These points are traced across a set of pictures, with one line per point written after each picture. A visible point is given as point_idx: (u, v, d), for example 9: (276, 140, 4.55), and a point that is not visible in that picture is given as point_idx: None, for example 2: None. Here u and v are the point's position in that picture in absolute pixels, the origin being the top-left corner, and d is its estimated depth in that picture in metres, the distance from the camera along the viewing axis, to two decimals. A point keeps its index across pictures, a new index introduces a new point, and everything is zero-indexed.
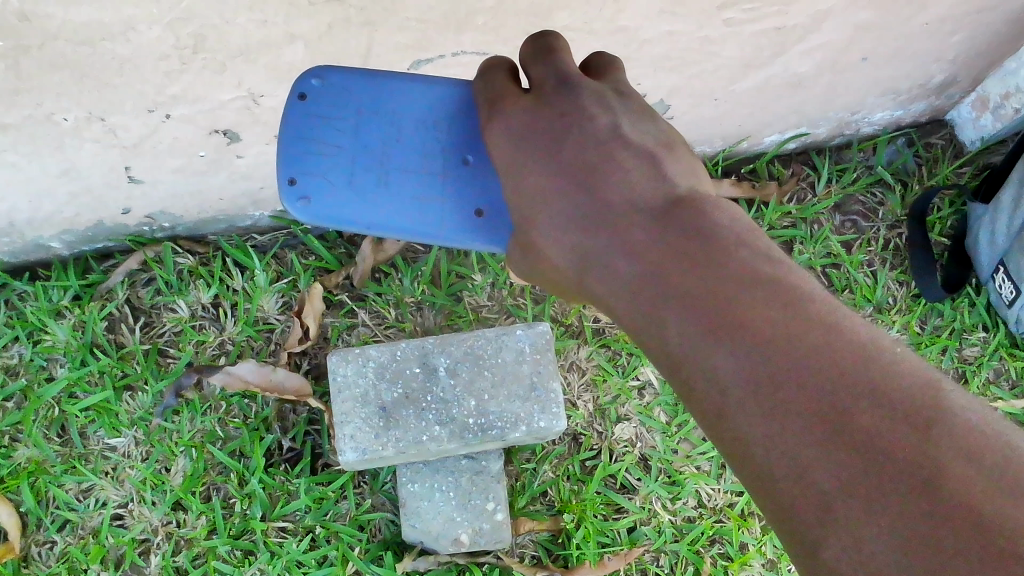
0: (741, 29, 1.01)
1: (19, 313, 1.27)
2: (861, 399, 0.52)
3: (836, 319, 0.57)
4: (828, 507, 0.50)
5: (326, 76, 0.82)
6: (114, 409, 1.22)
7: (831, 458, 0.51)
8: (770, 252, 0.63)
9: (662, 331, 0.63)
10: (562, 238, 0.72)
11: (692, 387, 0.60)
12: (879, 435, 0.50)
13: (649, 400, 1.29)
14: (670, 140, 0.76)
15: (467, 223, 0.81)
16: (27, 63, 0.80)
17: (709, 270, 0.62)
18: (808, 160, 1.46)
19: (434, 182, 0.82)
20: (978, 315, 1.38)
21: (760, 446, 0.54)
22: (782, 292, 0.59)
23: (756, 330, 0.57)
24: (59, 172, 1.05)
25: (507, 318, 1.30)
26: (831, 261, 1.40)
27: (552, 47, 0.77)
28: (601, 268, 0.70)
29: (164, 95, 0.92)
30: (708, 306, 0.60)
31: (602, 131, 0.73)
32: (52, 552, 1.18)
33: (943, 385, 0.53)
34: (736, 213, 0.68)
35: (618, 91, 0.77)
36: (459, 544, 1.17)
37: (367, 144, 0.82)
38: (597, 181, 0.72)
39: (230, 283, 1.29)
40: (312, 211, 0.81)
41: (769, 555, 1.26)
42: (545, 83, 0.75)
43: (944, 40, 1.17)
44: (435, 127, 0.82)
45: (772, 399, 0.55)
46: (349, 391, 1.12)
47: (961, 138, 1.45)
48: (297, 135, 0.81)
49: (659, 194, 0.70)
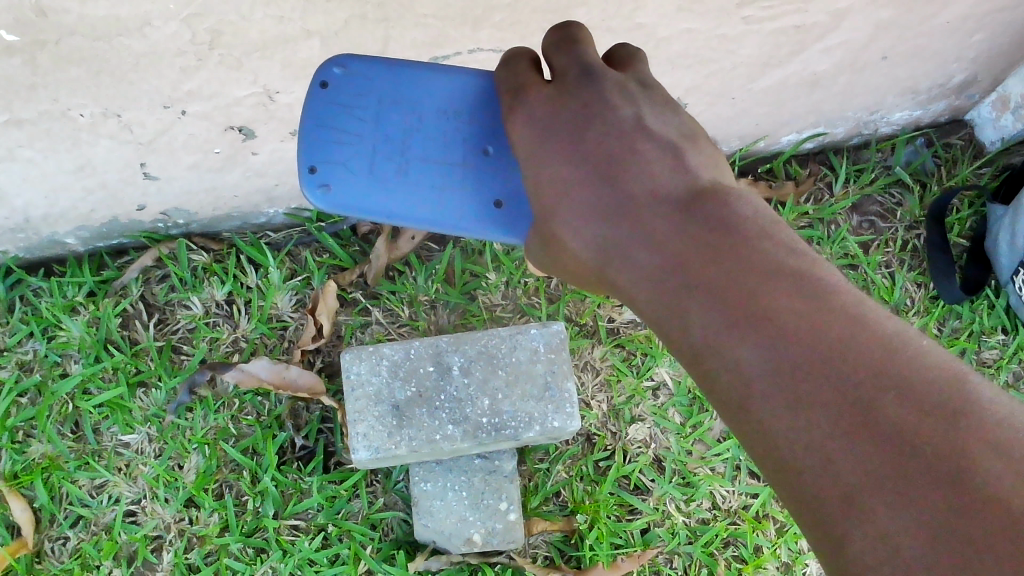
0: (759, 26, 1.00)
1: (34, 309, 1.27)
2: (887, 391, 0.52)
3: (861, 311, 0.57)
4: (854, 499, 0.49)
5: (348, 65, 0.81)
6: (127, 405, 1.22)
7: (858, 450, 0.50)
8: (792, 244, 0.63)
9: (684, 322, 0.62)
10: (583, 228, 0.71)
11: (714, 379, 0.59)
12: (906, 426, 0.50)
13: (664, 401, 1.28)
14: (693, 133, 0.76)
15: (487, 214, 0.81)
16: (44, 57, 0.80)
17: (732, 263, 0.61)
18: (825, 160, 1.45)
19: (455, 172, 0.81)
20: (997, 317, 1.36)
21: (784, 438, 0.54)
22: (807, 285, 0.58)
23: (780, 322, 0.57)
24: (74, 168, 1.05)
25: (521, 317, 1.30)
26: (849, 262, 1.38)
27: (575, 37, 0.77)
28: (621, 260, 0.69)
29: (180, 91, 0.92)
30: (732, 299, 0.60)
31: (625, 123, 0.73)
32: (65, 548, 1.18)
33: (969, 376, 0.53)
34: (758, 205, 0.67)
35: (642, 83, 0.77)
36: (471, 544, 1.16)
37: (388, 134, 0.81)
38: (620, 171, 0.71)
39: (244, 281, 1.29)
40: (331, 199, 0.80)
41: (785, 558, 1.24)
42: (567, 73, 0.75)
43: (965, 39, 1.15)
44: (457, 118, 0.82)
45: (797, 391, 0.54)
46: (362, 389, 1.11)
47: (982, 138, 1.44)
48: (318, 123, 0.81)
49: (682, 185, 0.70)
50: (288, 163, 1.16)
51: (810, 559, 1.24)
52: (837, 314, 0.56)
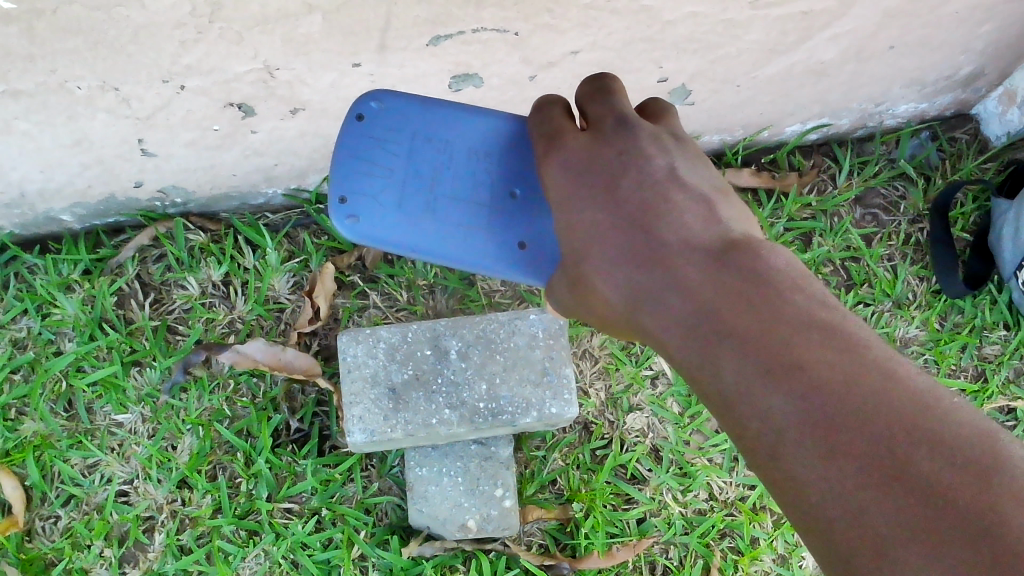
0: (766, 12, 0.99)
1: (29, 286, 1.25)
2: (919, 444, 0.53)
3: (892, 365, 0.58)
4: (885, 551, 0.50)
5: (384, 99, 0.87)
6: (122, 385, 1.21)
7: (889, 503, 0.51)
8: (824, 297, 0.65)
9: (715, 371, 0.64)
10: (615, 274, 0.73)
11: (745, 428, 0.60)
12: (941, 484, 0.51)
13: (662, 390, 1.27)
14: (722, 187, 0.79)
15: (510, 255, 0.84)
16: (42, 27, 0.79)
17: (765, 312, 0.63)
18: (829, 152, 1.43)
19: (481, 212, 0.85)
20: (1000, 313, 1.36)
21: (816, 488, 0.55)
22: (839, 338, 0.59)
23: (813, 373, 0.58)
24: (71, 142, 1.04)
25: (520, 303, 1.29)
26: (851, 255, 1.37)
27: (609, 88, 0.82)
28: (650, 303, 0.71)
29: (179, 65, 0.91)
30: (766, 349, 0.61)
31: (659, 171, 0.76)
32: (56, 527, 1.17)
33: (1000, 434, 0.54)
34: (788, 258, 0.69)
35: (674, 135, 0.81)
36: (466, 530, 1.15)
37: (418, 170, 0.86)
38: (652, 218, 0.73)
39: (241, 261, 1.27)
40: (358, 229, 0.84)
41: (781, 551, 1.23)
42: (603, 121, 0.79)
43: (973, 30, 1.14)
44: (486, 159, 0.86)
45: (830, 440, 0.55)
46: (358, 371, 1.10)
47: (987, 133, 1.42)
48: (352, 154, 0.85)
49: (711, 233, 0.72)
50: (287, 142, 1.15)
51: (806, 552, 1.23)
52: (870, 366, 0.57)
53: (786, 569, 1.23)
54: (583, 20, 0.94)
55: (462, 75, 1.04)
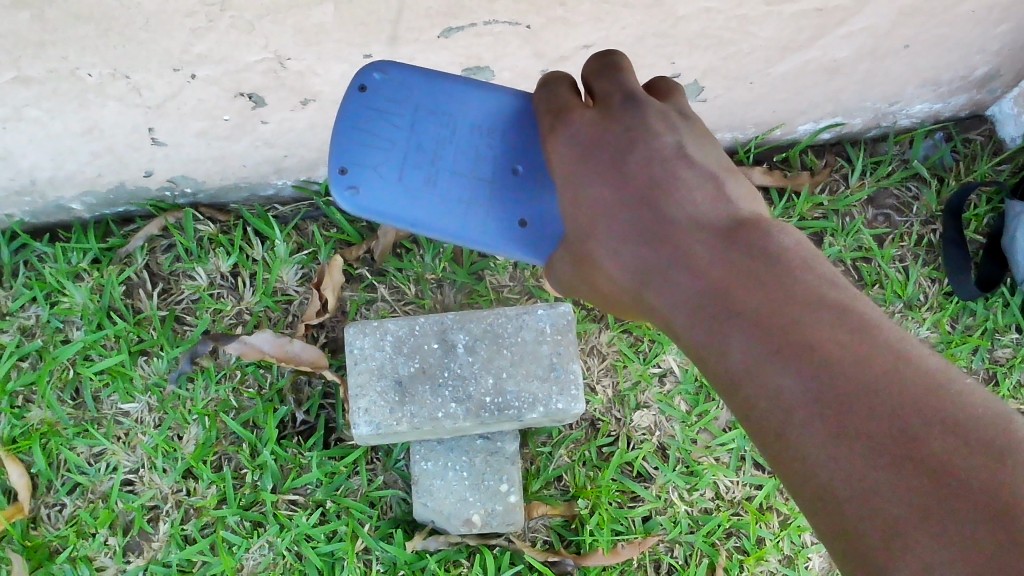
0: (778, 9, 0.98)
1: (38, 274, 1.26)
2: (932, 426, 0.53)
3: (904, 348, 0.58)
4: (896, 531, 0.50)
5: (387, 70, 0.86)
6: (128, 374, 1.21)
7: (899, 483, 0.51)
8: (833, 278, 0.64)
9: (722, 348, 0.64)
10: (622, 252, 0.73)
11: (752, 407, 0.60)
12: (952, 465, 0.51)
13: (670, 388, 1.27)
14: (730, 167, 0.78)
15: (510, 232, 0.84)
16: (53, 13, 0.79)
17: (775, 290, 0.63)
18: (842, 151, 1.43)
19: (483, 186, 0.84)
20: (1012, 315, 1.34)
21: (824, 467, 0.55)
22: (850, 319, 0.59)
23: (824, 352, 0.58)
24: (81, 129, 1.03)
25: (529, 298, 1.29)
26: (862, 255, 1.37)
27: (617, 65, 0.81)
28: (657, 282, 0.71)
29: (190, 54, 0.91)
30: (776, 327, 0.61)
31: (667, 149, 0.75)
32: (62, 515, 1.17)
33: (1011, 418, 0.54)
34: (798, 239, 0.69)
35: (682, 113, 0.80)
36: (470, 525, 1.15)
37: (421, 143, 0.85)
38: (662, 196, 0.73)
39: (250, 253, 1.27)
40: (357, 200, 0.83)
41: (787, 551, 1.22)
42: (610, 97, 0.78)
43: (990, 30, 1.13)
44: (490, 134, 0.85)
45: (839, 419, 0.55)
46: (365, 364, 1.10)
47: (1002, 135, 1.41)
48: (353, 125, 0.84)
49: (721, 213, 0.72)
50: (297, 133, 1.14)
51: (813, 553, 1.22)
52: (881, 348, 0.57)
53: (793, 570, 1.22)
54: (595, 13, 0.93)
55: (473, 67, 1.03)
